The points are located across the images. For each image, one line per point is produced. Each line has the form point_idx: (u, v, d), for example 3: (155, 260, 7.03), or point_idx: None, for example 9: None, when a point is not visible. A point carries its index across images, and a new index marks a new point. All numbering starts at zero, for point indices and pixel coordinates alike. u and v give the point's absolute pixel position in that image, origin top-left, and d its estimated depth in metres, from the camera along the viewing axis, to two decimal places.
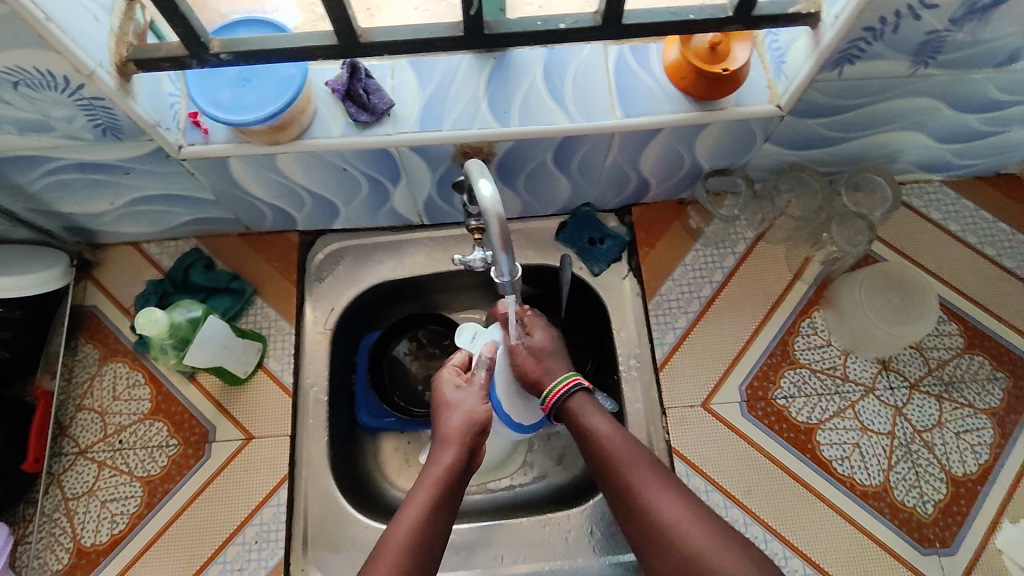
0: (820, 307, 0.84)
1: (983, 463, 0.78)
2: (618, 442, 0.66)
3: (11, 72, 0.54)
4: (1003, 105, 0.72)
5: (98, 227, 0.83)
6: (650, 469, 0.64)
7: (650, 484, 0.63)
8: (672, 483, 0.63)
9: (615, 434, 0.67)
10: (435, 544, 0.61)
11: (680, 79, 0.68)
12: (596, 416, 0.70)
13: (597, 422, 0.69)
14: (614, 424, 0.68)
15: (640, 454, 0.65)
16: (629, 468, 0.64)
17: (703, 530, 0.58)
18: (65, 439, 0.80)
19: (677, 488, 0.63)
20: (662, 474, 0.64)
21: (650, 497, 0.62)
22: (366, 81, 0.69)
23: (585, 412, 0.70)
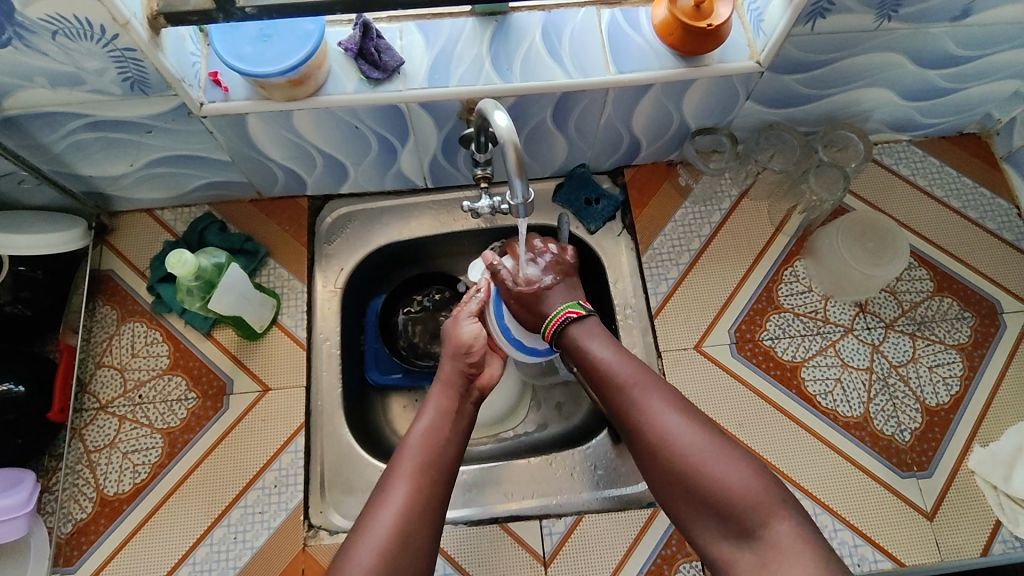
0: (801, 256, 0.91)
1: (955, 393, 0.84)
2: (615, 359, 0.68)
3: (51, 21, 0.59)
4: (961, 60, 0.79)
5: (116, 191, 0.86)
6: (650, 388, 0.66)
7: (650, 401, 0.65)
8: (668, 397, 0.65)
9: (616, 358, 0.68)
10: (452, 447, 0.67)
11: (669, 36, 0.74)
12: (595, 335, 0.71)
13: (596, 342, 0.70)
14: (613, 344, 0.70)
15: (639, 371, 0.67)
16: (627, 385, 0.66)
17: (704, 444, 0.61)
18: (86, 395, 0.83)
19: (675, 402, 0.65)
20: (657, 388, 0.66)
21: (648, 412, 0.64)
22: (378, 41, 0.73)
23: (585, 334, 0.71)
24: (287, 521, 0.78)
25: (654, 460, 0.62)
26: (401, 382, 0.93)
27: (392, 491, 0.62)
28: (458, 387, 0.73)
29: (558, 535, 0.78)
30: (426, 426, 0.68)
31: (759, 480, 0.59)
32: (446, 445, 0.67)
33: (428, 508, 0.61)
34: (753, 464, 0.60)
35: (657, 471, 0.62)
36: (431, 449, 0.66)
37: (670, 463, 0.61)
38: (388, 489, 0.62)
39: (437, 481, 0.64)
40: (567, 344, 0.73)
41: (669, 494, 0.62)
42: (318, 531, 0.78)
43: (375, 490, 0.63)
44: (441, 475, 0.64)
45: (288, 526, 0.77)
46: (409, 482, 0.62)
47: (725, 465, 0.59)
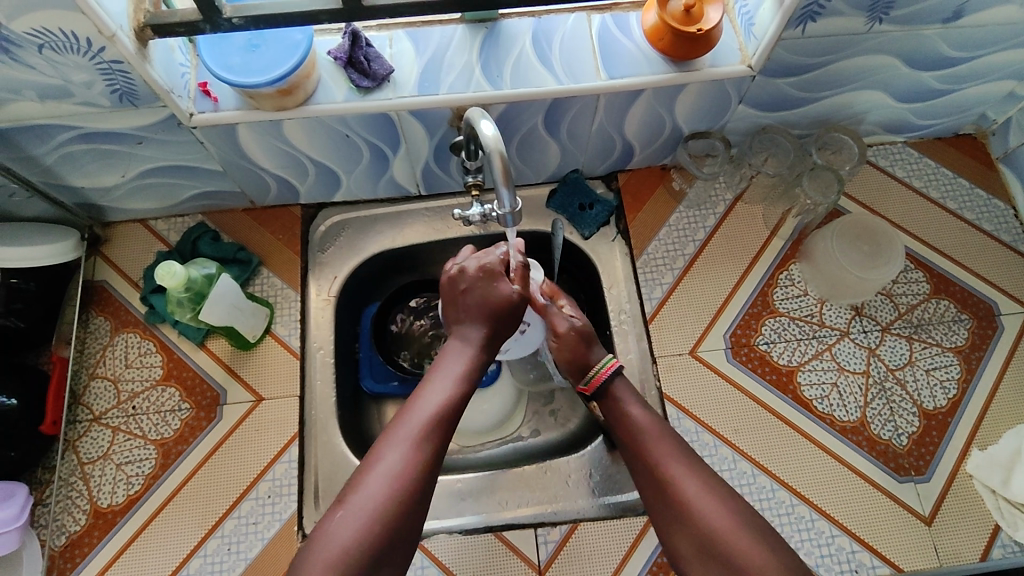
0: (796, 260, 0.90)
1: (953, 396, 0.84)
2: (650, 427, 0.70)
3: (38, 34, 0.59)
4: (955, 61, 0.79)
5: (108, 202, 0.86)
6: (683, 458, 0.67)
7: (680, 468, 0.66)
8: (698, 468, 0.66)
9: (652, 424, 0.70)
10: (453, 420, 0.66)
11: (659, 41, 0.74)
12: (632, 406, 0.73)
13: (634, 410, 0.72)
14: (648, 414, 0.72)
15: (673, 443, 0.68)
16: (658, 452, 0.68)
17: (732, 518, 0.61)
18: (80, 406, 0.82)
19: (703, 473, 0.65)
20: (686, 457, 0.67)
21: (678, 479, 0.65)
22: (368, 49, 0.73)
23: (621, 399, 0.73)
24: (282, 531, 0.77)
25: (682, 529, 0.63)
26: (398, 390, 0.93)
27: (390, 451, 0.62)
28: (473, 357, 0.71)
29: (553, 544, 0.78)
30: (440, 391, 0.67)
31: (786, 563, 0.57)
32: (451, 414, 0.66)
33: (421, 478, 0.61)
34: (779, 544, 0.59)
35: (684, 543, 0.62)
36: (436, 415, 0.65)
37: (696, 533, 0.61)
38: (385, 451, 0.62)
39: (436, 449, 0.63)
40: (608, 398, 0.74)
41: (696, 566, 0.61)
42: None
43: (363, 462, 0.62)
44: (440, 444, 0.64)
45: (282, 537, 0.77)
46: (408, 445, 0.62)
47: (750, 540, 0.59)
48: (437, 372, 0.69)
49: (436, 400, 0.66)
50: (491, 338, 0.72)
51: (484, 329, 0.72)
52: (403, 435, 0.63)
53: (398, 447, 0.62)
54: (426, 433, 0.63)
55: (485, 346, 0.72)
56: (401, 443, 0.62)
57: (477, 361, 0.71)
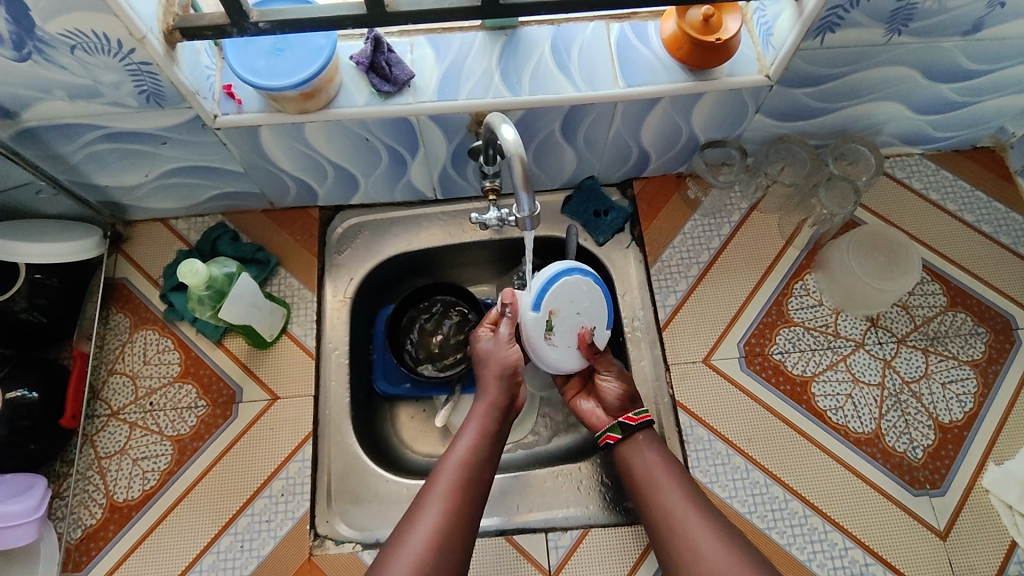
0: (812, 270, 0.90)
1: (969, 410, 0.83)
2: (666, 479, 0.73)
3: (70, 36, 0.60)
4: (974, 74, 0.79)
5: (131, 201, 0.88)
6: (695, 510, 0.71)
7: (697, 521, 0.70)
8: (711, 519, 0.70)
9: (665, 468, 0.74)
10: (485, 469, 0.72)
11: (677, 50, 0.74)
12: (648, 456, 0.76)
13: (653, 462, 0.75)
14: (664, 460, 0.75)
15: (684, 489, 0.72)
16: (671, 499, 0.72)
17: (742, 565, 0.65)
18: (98, 401, 0.84)
19: (717, 525, 0.70)
20: (698, 506, 0.71)
21: (692, 531, 0.69)
22: (389, 54, 0.74)
23: (638, 456, 0.76)
24: (294, 530, 0.78)
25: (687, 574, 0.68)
26: (407, 394, 0.93)
27: (418, 524, 0.66)
28: (496, 409, 0.77)
29: (564, 549, 0.77)
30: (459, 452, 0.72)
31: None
32: (483, 460, 0.72)
33: (458, 525, 0.67)
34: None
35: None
36: (468, 469, 0.71)
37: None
38: (412, 527, 0.66)
39: (460, 512, 0.68)
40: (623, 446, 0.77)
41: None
42: (324, 540, 0.78)
43: (407, 514, 0.68)
44: (474, 492, 0.70)
45: (294, 535, 0.78)
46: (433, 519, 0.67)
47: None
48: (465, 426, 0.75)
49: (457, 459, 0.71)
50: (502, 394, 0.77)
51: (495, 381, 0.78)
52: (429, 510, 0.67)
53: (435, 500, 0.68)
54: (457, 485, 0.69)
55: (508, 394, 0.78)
56: (427, 517, 0.67)
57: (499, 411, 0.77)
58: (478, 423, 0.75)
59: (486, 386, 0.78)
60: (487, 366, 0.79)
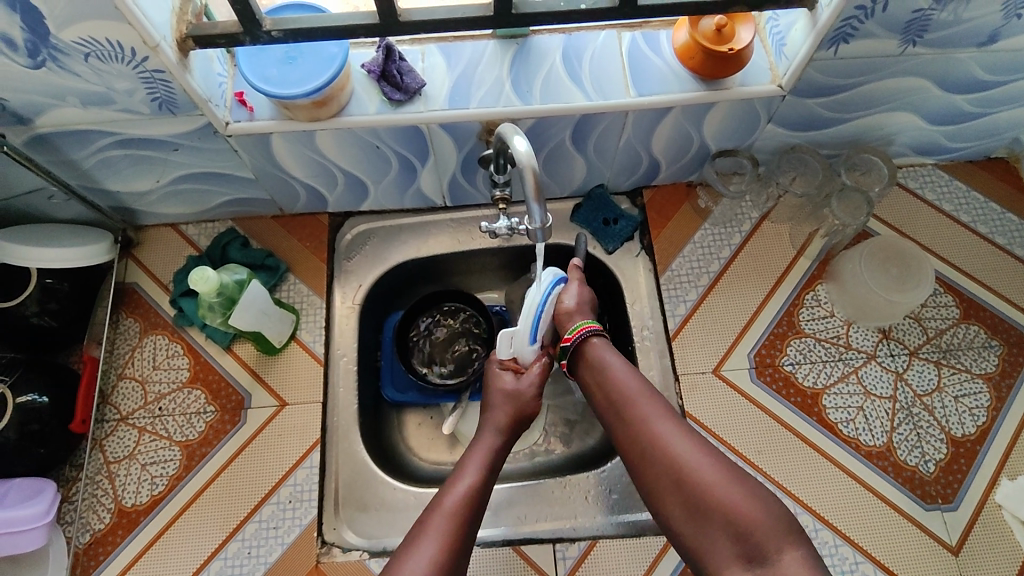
0: (823, 281, 0.89)
1: (981, 424, 0.82)
2: (626, 377, 0.70)
3: (84, 44, 0.61)
4: (988, 85, 0.78)
5: (142, 206, 0.88)
6: (658, 406, 0.67)
7: (664, 424, 0.64)
8: (684, 426, 0.64)
9: (632, 376, 0.70)
10: (484, 504, 0.68)
11: (690, 59, 0.74)
12: (608, 360, 0.73)
13: (614, 364, 0.72)
14: (631, 370, 0.71)
15: (655, 398, 0.68)
16: (639, 407, 0.67)
17: (715, 467, 0.60)
18: (107, 406, 0.84)
19: (689, 429, 0.64)
20: (671, 415, 0.66)
21: (661, 434, 0.64)
22: (400, 63, 0.74)
23: (599, 359, 0.73)
24: (301, 537, 0.78)
25: (652, 470, 0.63)
26: (416, 400, 0.93)
27: (418, 552, 0.60)
28: (498, 447, 0.73)
29: (571, 560, 0.77)
30: (462, 482, 0.68)
31: (770, 510, 0.56)
32: (484, 494, 0.68)
33: (458, 555, 0.62)
34: (764, 495, 0.58)
35: (659, 494, 0.61)
36: (471, 498, 0.66)
37: (666, 477, 0.61)
38: (413, 552, 0.61)
39: (462, 540, 0.63)
40: (589, 359, 0.74)
41: (673, 513, 0.60)
42: (331, 547, 0.78)
43: (407, 540, 0.63)
44: (475, 522, 0.65)
45: (302, 542, 0.78)
46: (435, 542, 0.61)
47: (736, 489, 0.58)
48: (466, 459, 0.72)
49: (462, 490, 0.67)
50: (510, 434, 0.76)
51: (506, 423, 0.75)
52: (430, 534, 0.62)
53: (437, 527, 0.63)
54: (460, 513, 0.64)
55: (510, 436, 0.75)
56: (428, 542, 0.61)
57: (500, 450, 0.74)
58: (482, 456, 0.71)
59: (493, 424, 0.76)
60: (504, 402, 0.77)
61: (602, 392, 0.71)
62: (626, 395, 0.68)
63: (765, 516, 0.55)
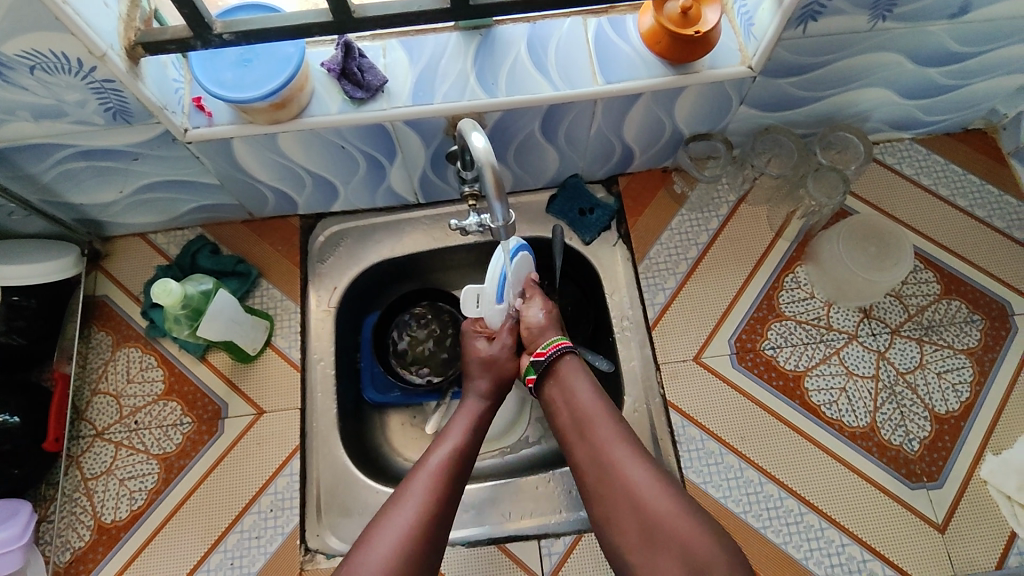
0: (802, 262, 0.88)
1: (965, 400, 0.82)
2: (594, 404, 0.71)
3: (28, 56, 0.58)
4: (962, 56, 0.77)
5: (107, 217, 0.86)
6: (624, 434, 0.69)
7: (629, 460, 0.66)
8: (646, 460, 0.67)
9: (597, 406, 0.71)
10: (467, 466, 0.71)
11: (656, 44, 0.72)
12: (577, 380, 0.74)
13: (582, 388, 0.73)
14: (597, 398, 0.72)
15: (618, 428, 0.69)
16: (604, 439, 0.69)
17: (676, 507, 0.63)
18: (83, 422, 0.83)
19: (650, 464, 0.66)
20: (634, 447, 0.68)
21: (625, 469, 0.66)
22: (361, 60, 0.72)
23: (568, 376, 0.74)
24: (284, 545, 0.77)
25: (615, 503, 0.65)
26: (399, 401, 0.93)
27: (400, 510, 0.65)
28: (482, 412, 0.77)
29: (557, 555, 0.76)
30: (447, 442, 0.72)
31: (722, 544, 0.60)
32: (467, 456, 0.72)
33: (438, 515, 0.66)
34: (722, 535, 0.61)
35: (621, 528, 0.64)
36: (453, 459, 0.70)
37: (630, 512, 0.64)
38: (397, 508, 0.65)
39: (447, 499, 0.67)
40: (557, 381, 0.75)
41: (631, 545, 0.63)
42: (315, 554, 0.78)
43: (385, 504, 0.66)
44: (456, 483, 0.69)
45: (285, 550, 0.77)
46: (419, 497, 0.66)
47: (695, 530, 0.61)
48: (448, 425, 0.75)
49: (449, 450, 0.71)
50: (495, 397, 0.79)
51: (488, 386, 0.78)
52: (413, 490, 0.66)
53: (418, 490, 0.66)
54: (442, 473, 0.68)
55: (492, 400, 0.78)
56: (412, 498, 0.66)
57: (483, 417, 0.77)
58: (468, 419, 0.75)
59: (473, 387, 0.79)
60: (481, 369, 0.79)
61: (569, 418, 0.72)
62: (592, 421, 0.70)
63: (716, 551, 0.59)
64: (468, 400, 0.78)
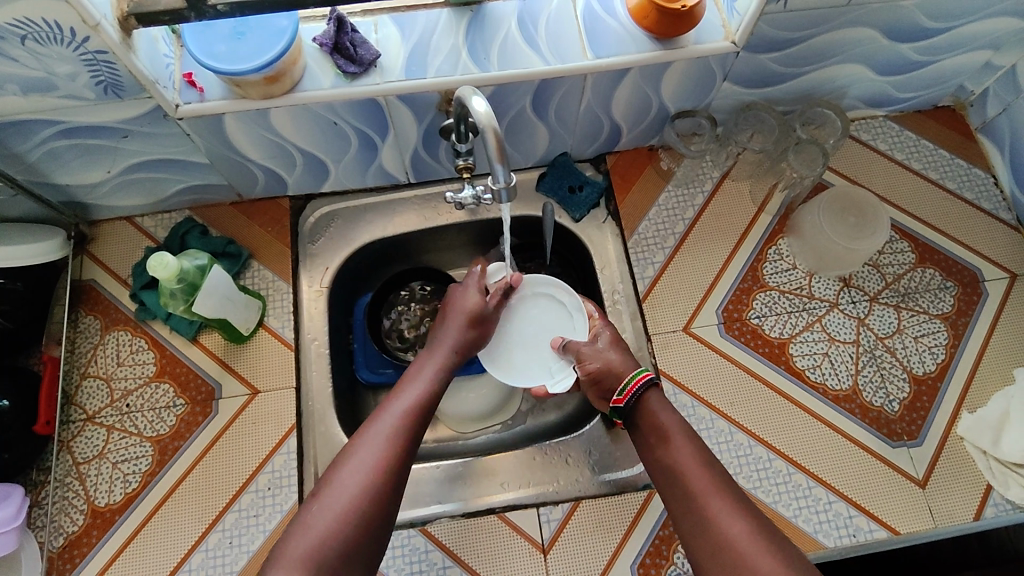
0: (784, 235, 0.91)
1: (941, 361, 0.86)
2: (691, 459, 0.65)
3: (19, 25, 0.58)
4: (933, 32, 0.80)
5: (93, 199, 0.85)
6: (721, 482, 0.62)
7: (727, 510, 0.60)
8: (748, 511, 0.60)
9: (690, 451, 0.65)
10: (430, 410, 0.70)
11: (644, 19, 0.74)
12: (671, 426, 0.68)
13: (675, 431, 0.67)
14: (693, 444, 0.66)
15: (716, 475, 0.63)
16: (698, 484, 0.62)
17: (778, 563, 0.55)
18: (73, 407, 0.81)
19: (752, 515, 0.59)
20: (735, 498, 0.61)
21: (722, 518, 0.59)
22: (353, 35, 0.73)
23: (655, 413, 0.70)
24: (283, 523, 0.77)
25: (708, 555, 0.58)
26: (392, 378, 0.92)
27: (355, 459, 0.62)
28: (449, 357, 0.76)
29: (555, 522, 0.77)
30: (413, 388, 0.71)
31: None
32: (430, 404, 0.70)
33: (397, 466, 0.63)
34: None
35: None
36: (415, 406, 0.69)
37: (725, 565, 0.57)
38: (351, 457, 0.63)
39: (411, 434, 0.66)
40: (647, 421, 0.70)
41: None
42: None
43: (343, 451, 0.64)
44: (417, 433, 0.67)
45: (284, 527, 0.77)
46: (378, 444, 0.63)
47: None
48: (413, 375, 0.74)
49: (405, 404, 0.69)
50: (463, 344, 0.79)
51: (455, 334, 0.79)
52: (373, 437, 0.64)
53: (375, 440, 0.64)
54: (404, 420, 0.67)
55: (459, 346, 0.78)
56: (370, 446, 0.63)
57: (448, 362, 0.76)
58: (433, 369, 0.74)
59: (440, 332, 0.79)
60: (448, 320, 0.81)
61: (658, 460, 0.67)
62: (683, 465, 0.64)
63: None
64: (435, 347, 0.78)
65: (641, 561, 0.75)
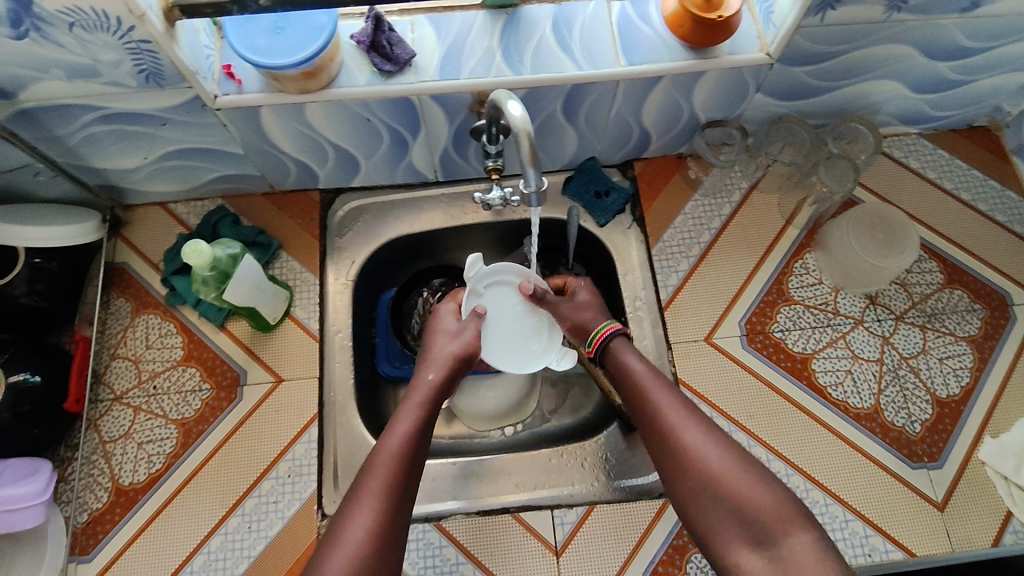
0: (811, 249, 0.91)
1: (965, 385, 0.85)
2: (651, 379, 0.71)
3: (69, 12, 0.59)
4: (971, 51, 0.79)
5: (129, 184, 0.87)
6: (676, 396, 0.70)
7: (684, 420, 0.67)
8: (701, 419, 0.67)
9: (648, 371, 0.72)
10: (420, 454, 0.68)
11: (679, 27, 0.74)
12: (630, 355, 0.75)
13: (635, 361, 0.74)
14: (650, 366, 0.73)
15: (671, 389, 0.70)
16: (657, 400, 0.69)
17: (730, 461, 0.63)
18: (102, 386, 0.83)
19: (706, 424, 0.67)
20: (691, 409, 0.68)
21: (680, 426, 0.66)
22: (390, 33, 0.74)
23: (622, 352, 0.76)
24: (301, 511, 0.78)
25: (667, 460, 0.66)
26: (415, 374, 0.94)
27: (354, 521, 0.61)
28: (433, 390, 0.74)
29: (569, 525, 0.78)
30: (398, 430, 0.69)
31: (777, 494, 0.60)
32: (420, 445, 0.68)
33: (393, 522, 0.62)
34: (774, 481, 0.62)
35: (674, 482, 0.65)
36: (403, 450, 0.67)
37: (682, 468, 0.64)
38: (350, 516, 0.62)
39: (403, 484, 0.65)
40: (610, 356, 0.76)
41: (686, 499, 0.64)
42: None
43: (340, 513, 0.63)
44: (408, 480, 0.66)
45: (302, 515, 0.78)
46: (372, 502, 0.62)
47: (748, 482, 0.61)
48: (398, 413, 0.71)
49: (394, 446, 0.67)
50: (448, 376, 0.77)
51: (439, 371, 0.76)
52: (367, 493, 0.63)
53: (369, 500, 0.62)
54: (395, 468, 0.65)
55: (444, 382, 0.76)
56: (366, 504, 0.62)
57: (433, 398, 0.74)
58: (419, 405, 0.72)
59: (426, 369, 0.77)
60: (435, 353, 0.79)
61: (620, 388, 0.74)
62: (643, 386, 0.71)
63: (773, 505, 0.59)
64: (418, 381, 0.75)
65: (653, 568, 0.75)
